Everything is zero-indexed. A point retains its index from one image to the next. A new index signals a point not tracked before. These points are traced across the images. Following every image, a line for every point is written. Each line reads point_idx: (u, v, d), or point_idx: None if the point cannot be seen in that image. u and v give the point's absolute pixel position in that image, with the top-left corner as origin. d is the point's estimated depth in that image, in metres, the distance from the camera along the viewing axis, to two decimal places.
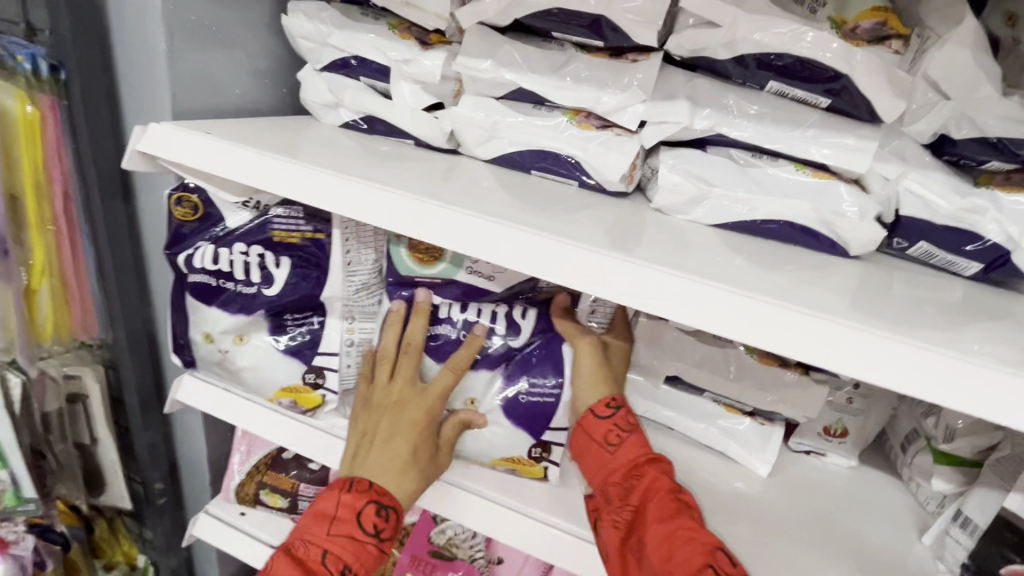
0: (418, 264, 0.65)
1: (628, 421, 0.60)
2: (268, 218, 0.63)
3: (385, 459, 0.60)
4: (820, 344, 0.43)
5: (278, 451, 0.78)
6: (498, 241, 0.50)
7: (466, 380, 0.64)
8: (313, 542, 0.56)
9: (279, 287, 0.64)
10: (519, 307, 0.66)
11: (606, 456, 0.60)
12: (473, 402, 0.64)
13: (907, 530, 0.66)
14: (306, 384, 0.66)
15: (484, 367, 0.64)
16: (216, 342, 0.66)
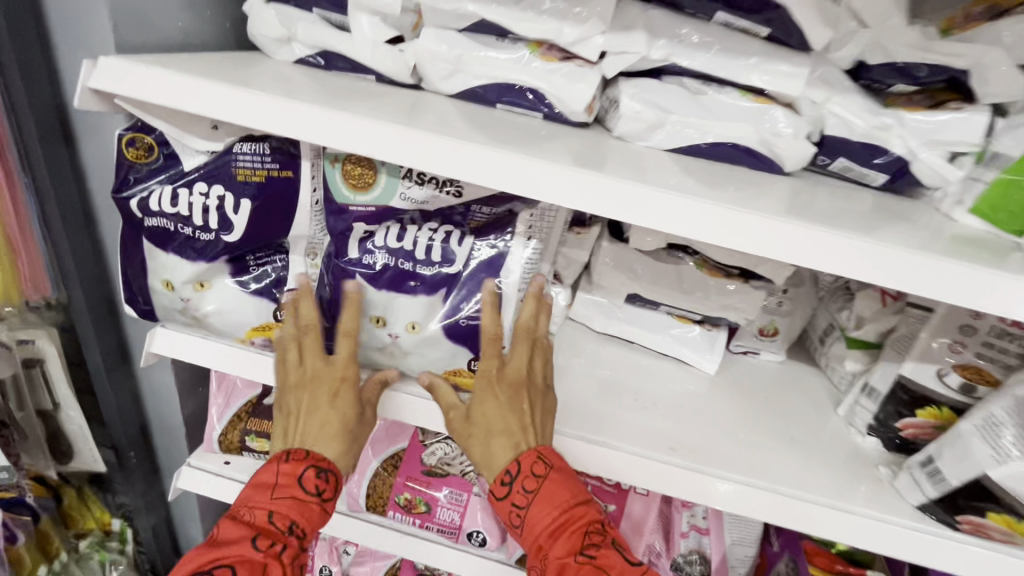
0: (353, 193, 0.63)
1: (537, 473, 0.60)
2: (229, 156, 0.60)
3: (314, 427, 0.61)
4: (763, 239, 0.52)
5: (260, 396, 0.80)
6: (484, 167, 0.52)
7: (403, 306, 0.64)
8: (258, 507, 0.59)
9: (241, 229, 0.62)
10: (455, 232, 0.64)
11: (515, 507, 0.61)
12: (414, 326, 0.64)
13: (825, 405, 0.79)
14: (278, 321, 0.65)
15: (423, 292, 0.64)
16: (178, 291, 0.64)
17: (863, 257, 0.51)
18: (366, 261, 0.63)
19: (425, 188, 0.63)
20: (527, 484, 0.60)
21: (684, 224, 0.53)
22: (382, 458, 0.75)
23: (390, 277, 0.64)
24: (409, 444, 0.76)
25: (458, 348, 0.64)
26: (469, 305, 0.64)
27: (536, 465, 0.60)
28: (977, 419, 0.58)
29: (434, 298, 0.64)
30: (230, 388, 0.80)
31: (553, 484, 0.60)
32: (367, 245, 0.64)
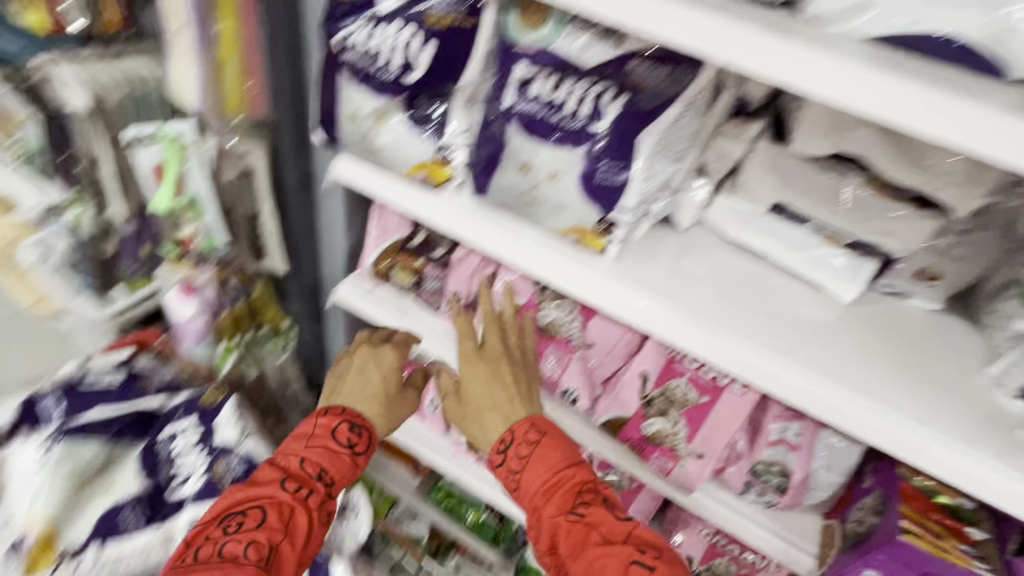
0: (524, 33, 0.65)
1: (530, 436, 0.69)
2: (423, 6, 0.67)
3: (359, 389, 0.75)
4: (964, 128, 0.44)
5: (407, 238, 0.91)
6: (653, 20, 0.52)
7: (545, 154, 0.67)
8: (292, 453, 0.68)
9: (422, 72, 0.69)
10: (610, 90, 0.62)
11: (510, 471, 0.69)
12: (554, 176, 0.68)
13: (968, 362, 0.72)
14: (439, 159, 0.73)
15: (568, 143, 0.65)
16: (361, 122, 0.74)
17: None
18: (521, 105, 0.66)
19: (592, 35, 0.64)
20: (514, 456, 0.69)
21: (869, 100, 0.46)
22: (502, 309, 0.85)
23: (538, 124, 0.66)
24: (525, 302, 0.83)
25: (588, 211, 0.68)
26: (605, 165, 0.64)
27: (523, 440, 0.68)
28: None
29: (576, 151, 0.65)
30: (385, 223, 0.90)
31: (541, 450, 0.67)
32: (524, 91, 0.65)
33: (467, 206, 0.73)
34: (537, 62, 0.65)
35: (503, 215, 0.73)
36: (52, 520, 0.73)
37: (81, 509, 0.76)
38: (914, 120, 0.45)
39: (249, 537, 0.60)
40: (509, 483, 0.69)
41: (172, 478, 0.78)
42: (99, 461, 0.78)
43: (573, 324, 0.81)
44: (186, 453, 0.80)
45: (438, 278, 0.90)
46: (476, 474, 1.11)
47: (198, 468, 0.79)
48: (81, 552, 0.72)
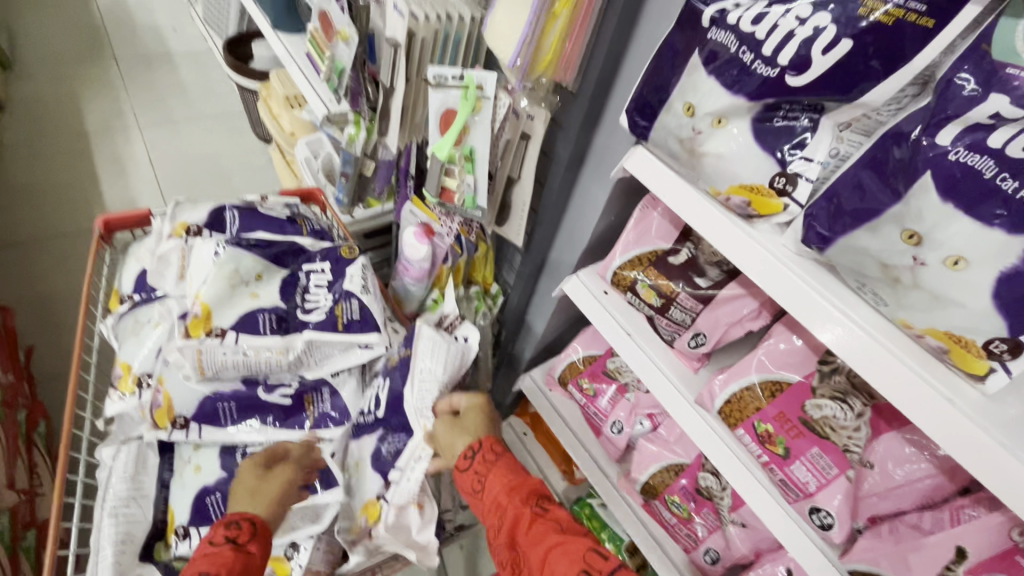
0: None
1: (490, 453, 0.73)
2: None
3: (253, 484, 0.74)
4: None
5: (666, 253, 0.78)
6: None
7: (965, 232, 0.43)
8: None
9: (812, 77, 0.48)
10: None
11: (477, 475, 0.71)
12: (959, 262, 0.44)
13: None
14: (770, 189, 0.56)
15: (1004, 227, 0.41)
16: (694, 119, 0.56)
17: None
18: (950, 155, 0.43)
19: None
20: (475, 475, 0.72)
21: None
22: (761, 377, 0.68)
23: (969, 188, 0.42)
24: (799, 381, 0.66)
25: (984, 323, 0.44)
26: None
27: (482, 460, 0.72)
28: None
29: (1013, 239, 0.41)
30: (644, 229, 0.79)
31: (501, 462, 0.71)
32: (977, 141, 0.42)
33: (798, 267, 0.56)
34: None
35: (838, 282, 0.55)
36: (209, 303, 0.81)
37: (228, 303, 0.82)
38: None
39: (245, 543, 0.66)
40: (468, 488, 0.72)
41: (301, 304, 0.86)
42: (255, 270, 0.86)
43: (857, 432, 0.63)
44: (317, 289, 0.86)
45: (690, 311, 0.75)
46: (636, 514, 0.98)
47: (323, 304, 0.85)
48: (223, 335, 0.80)
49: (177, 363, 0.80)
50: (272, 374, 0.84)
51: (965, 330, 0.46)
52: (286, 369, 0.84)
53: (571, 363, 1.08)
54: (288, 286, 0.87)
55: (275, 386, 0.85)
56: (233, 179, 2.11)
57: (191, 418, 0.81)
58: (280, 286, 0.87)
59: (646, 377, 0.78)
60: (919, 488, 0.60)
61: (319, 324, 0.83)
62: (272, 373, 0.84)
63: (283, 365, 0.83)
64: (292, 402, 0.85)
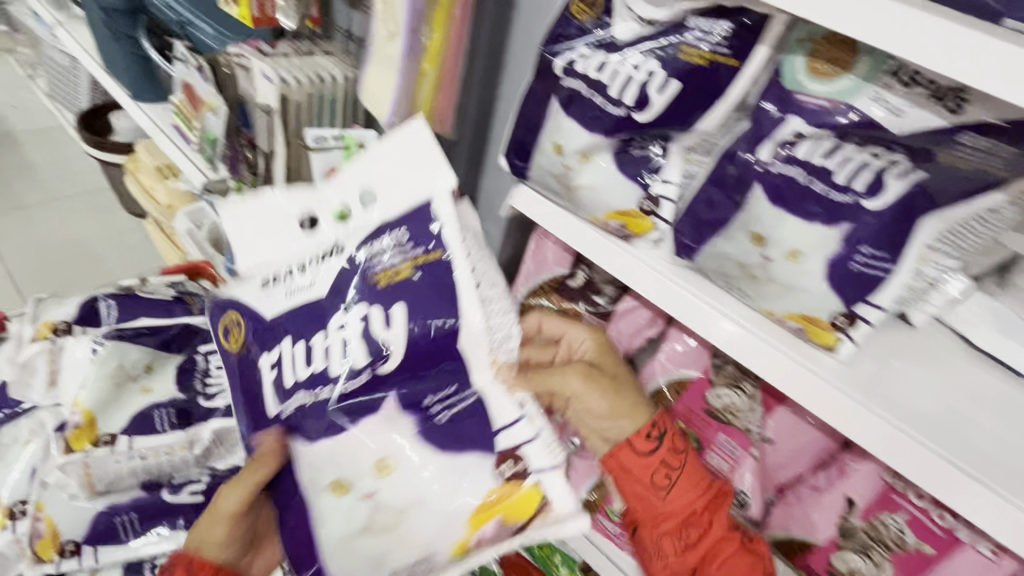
0: (813, 80, 0.51)
1: (673, 449, 0.63)
2: (679, 30, 0.55)
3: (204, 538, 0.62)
4: None
5: (565, 278, 0.82)
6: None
7: (793, 229, 0.51)
8: None
9: (656, 112, 0.55)
10: (900, 164, 0.47)
11: (666, 471, 0.62)
12: (796, 256, 0.51)
13: None
14: (640, 211, 0.61)
15: (822, 221, 0.49)
16: (564, 156, 0.61)
17: None
18: (770, 167, 0.51)
19: (912, 95, 0.48)
20: (672, 458, 0.63)
21: None
22: (667, 379, 0.74)
23: (792, 193, 0.50)
24: (698, 376, 0.72)
25: (827, 302, 0.52)
26: (866, 253, 0.48)
27: (669, 455, 0.62)
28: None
29: (833, 230, 0.49)
30: (541, 258, 0.84)
31: (689, 457, 0.63)
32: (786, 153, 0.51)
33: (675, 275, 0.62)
34: (816, 118, 0.50)
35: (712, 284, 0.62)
36: (91, 408, 0.74)
37: (118, 404, 0.76)
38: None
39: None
40: (618, 467, 0.64)
41: (203, 389, 0.80)
42: (143, 362, 0.79)
43: (752, 413, 0.69)
44: (221, 369, 0.81)
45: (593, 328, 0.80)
46: None
47: (229, 385, 0.80)
48: (114, 441, 0.73)
49: (58, 484, 0.72)
50: (177, 472, 0.77)
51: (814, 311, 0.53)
52: (194, 463, 0.76)
53: None
54: (185, 372, 0.81)
55: (182, 485, 0.77)
56: (105, 261, 1.92)
57: (82, 541, 0.72)
58: (177, 373, 0.81)
59: None
60: (810, 452, 0.66)
61: (228, 409, 0.78)
62: (176, 472, 0.76)
63: (189, 461, 0.76)
64: (206, 498, 0.77)
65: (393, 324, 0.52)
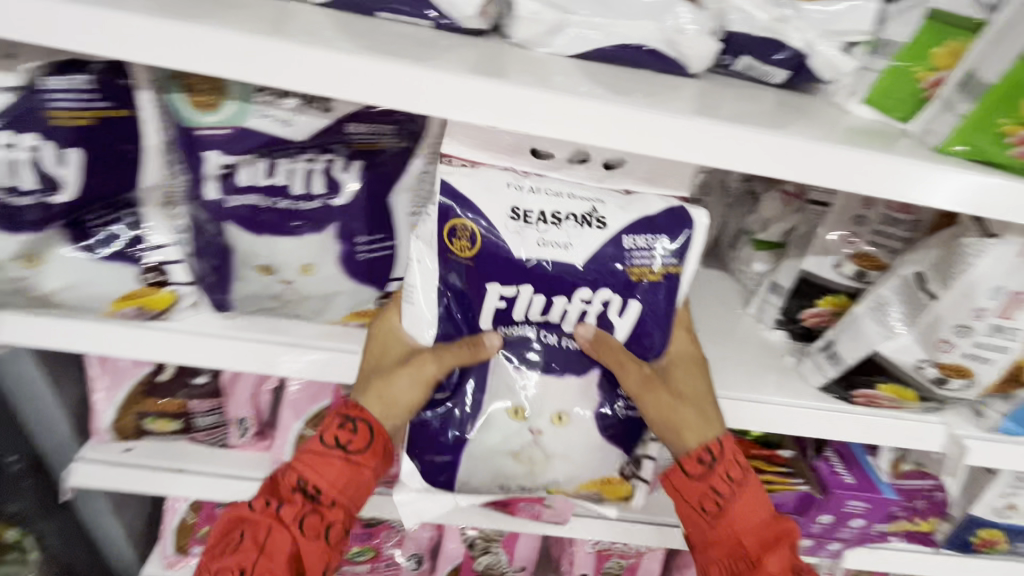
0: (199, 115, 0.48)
1: (732, 473, 0.56)
2: (35, 95, 0.47)
3: (400, 392, 0.54)
4: (653, 138, 0.48)
5: (151, 374, 0.70)
6: (399, 82, 0.45)
7: (286, 249, 0.52)
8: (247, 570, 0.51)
9: (74, 186, 0.50)
10: (335, 160, 0.51)
11: (713, 490, 0.56)
12: (309, 269, 0.53)
13: (733, 303, 0.82)
14: (148, 286, 0.54)
15: (309, 232, 0.52)
16: (9, 270, 0.51)
17: (765, 149, 0.48)
18: (229, 204, 0.50)
19: (284, 108, 0.50)
20: (721, 482, 0.56)
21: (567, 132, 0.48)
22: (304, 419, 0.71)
23: (267, 219, 0.50)
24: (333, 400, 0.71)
25: (362, 293, 0.57)
26: (361, 240, 0.54)
27: (723, 473, 0.56)
28: (957, 294, 0.53)
29: (323, 236, 0.53)
30: (116, 369, 0.69)
31: (746, 496, 0.55)
32: (233, 187, 0.49)
33: (225, 330, 0.57)
34: (230, 148, 0.48)
35: (273, 320, 0.59)
36: None
37: None
38: (693, 149, 0.48)
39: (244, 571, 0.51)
40: (676, 488, 0.57)
41: None
42: None
43: None
44: None
45: (211, 410, 0.71)
46: None
47: None
48: None
49: None
50: None
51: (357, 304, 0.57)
52: None
53: (180, 522, 0.92)
54: None
55: None
56: None
57: None
58: None
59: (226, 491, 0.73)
60: None
61: None
62: None
63: None
64: None
65: (628, 316, 0.54)
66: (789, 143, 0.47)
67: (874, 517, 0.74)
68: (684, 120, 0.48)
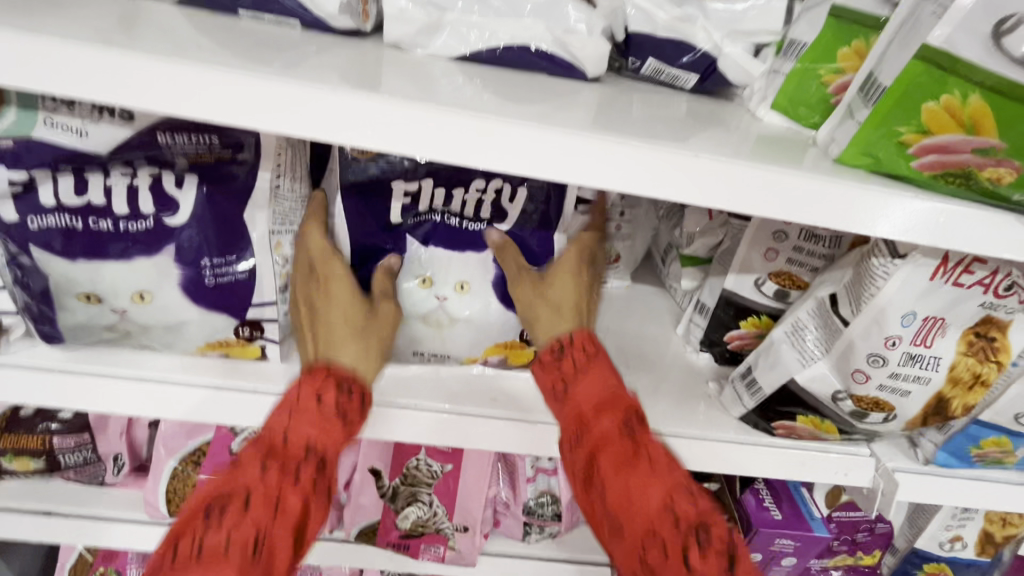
0: None
1: (583, 352, 0.51)
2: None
3: (340, 315, 0.49)
4: (517, 150, 0.41)
5: (11, 409, 0.63)
6: (215, 87, 0.39)
7: (116, 274, 0.46)
8: (241, 532, 0.41)
9: None
10: (162, 175, 0.45)
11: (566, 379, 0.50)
12: (144, 296, 0.47)
13: (666, 324, 0.76)
14: None
15: (137, 255, 0.46)
16: None
17: (648, 164, 0.41)
18: (34, 227, 0.44)
19: (79, 111, 0.43)
20: (574, 361, 0.51)
21: (422, 144, 0.41)
22: (178, 457, 0.64)
23: (83, 242, 0.45)
24: (214, 435, 0.64)
25: (214, 321, 0.51)
26: (206, 264, 0.48)
27: (575, 359, 0.51)
28: (867, 320, 0.48)
29: (159, 259, 0.47)
30: None
31: (596, 368, 0.50)
32: (35, 207, 0.43)
33: (59, 364, 0.51)
34: (21, 162, 0.42)
35: (115, 351, 0.52)
36: None
37: None
38: (563, 164, 0.42)
39: (235, 526, 0.41)
40: (545, 384, 0.52)
41: None
42: None
43: None
44: None
45: (79, 447, 0.64)
46: None
47: None
48: None
49: None
50: None
51: (211, 333, 0.51)
52: None
53: (76, 560, 0.86)
54: None
55: None
56: None
57: None
58: None
59: (97, 536, 0.66)
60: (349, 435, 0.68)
61: None
62: None
63: None
64: None
65: (516, 205, 0.56)
66: (673, 155, 0.41)
67: (808, 555, 0.68)
68: (554, 129, 0.41)
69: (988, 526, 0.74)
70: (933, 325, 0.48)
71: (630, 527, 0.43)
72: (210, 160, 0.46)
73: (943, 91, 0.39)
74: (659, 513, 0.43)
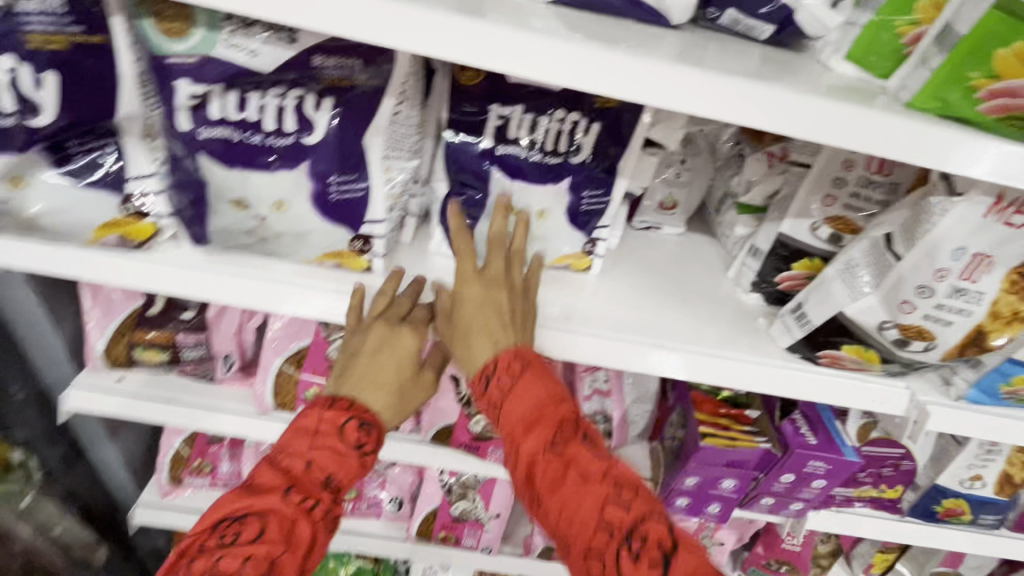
0: (169, 44, 0.49)
1: (514, 367, 0.54)
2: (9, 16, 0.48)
3: (381, 375, 0.57)
4: (625, 80, 0.46)
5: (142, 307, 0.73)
6: (360, 8, 0.43)
7: (261, 184, 0.55)
8: (297, 453, 0.53)
9: (52, 111, 0.52)
10: (307, 96, 0.52)
11: (498, 381, 0.54)
12: (282, 205, 0.56)
13: (717, 268, 0.81)
14: (129, 214, 0.56)
15: (283, 167, 0.54)
16: None
17: (742, 97, 0.46)
18: (203, 136, 0.52)
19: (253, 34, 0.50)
20: (504, 376, 0.54)
21: (540, 70, 0.45)
22: (284, 357, 0.74)
23: (240, 152, 0.53)
24: (314, 341, 0.73)
25: (334, 233, 0.58)
26: (335, 178, 0.55)
27: (506, 359, 0.54)
28: (920, 254, 0.55)
29: (297, 172, 0.54)
30: (106, 302, 0.72)
31: (525, 379, 0.54)
32: (206, 119, 0.52)
33: (197, 263, 0.58)
34: (200, 77, 0.50)
35: (244, 256, 0.59)
36: None
37: None
38: (666, 96, 0.46)
39: (245, 553, 0.47)
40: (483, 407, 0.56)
41: None
42: None
43: None
44: None
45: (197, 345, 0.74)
46: None
47: None
48: None
49: None
50: None
51: (330, 242, 0.59)
52: None
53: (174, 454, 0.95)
54: None
55: None
56: None
57: None
58: None
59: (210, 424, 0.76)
60: None
61: None
62: None
63: None
64: None
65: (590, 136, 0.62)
66: (763, 90, 0.46)
67: (836, 479, 0.75)
68: (659, 62, 0.45)
69: (1009, 467, 0.80)
70: (980, 262, 0.53)
71: (575, 540, 0.49)
72: (345, 84, 0.52)
73: (1016, 39, 0.43)
74: (590, 524, 0.48)
